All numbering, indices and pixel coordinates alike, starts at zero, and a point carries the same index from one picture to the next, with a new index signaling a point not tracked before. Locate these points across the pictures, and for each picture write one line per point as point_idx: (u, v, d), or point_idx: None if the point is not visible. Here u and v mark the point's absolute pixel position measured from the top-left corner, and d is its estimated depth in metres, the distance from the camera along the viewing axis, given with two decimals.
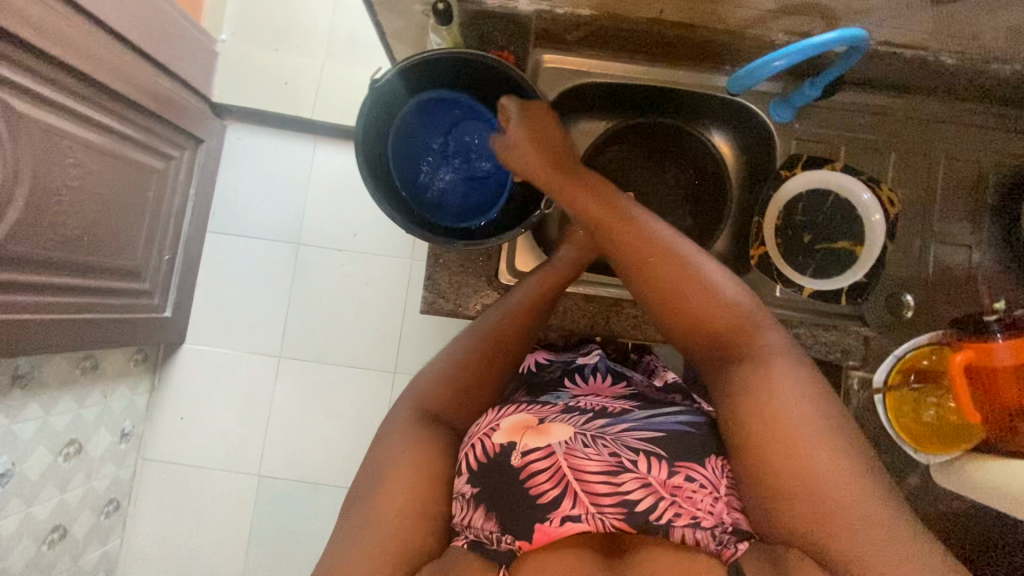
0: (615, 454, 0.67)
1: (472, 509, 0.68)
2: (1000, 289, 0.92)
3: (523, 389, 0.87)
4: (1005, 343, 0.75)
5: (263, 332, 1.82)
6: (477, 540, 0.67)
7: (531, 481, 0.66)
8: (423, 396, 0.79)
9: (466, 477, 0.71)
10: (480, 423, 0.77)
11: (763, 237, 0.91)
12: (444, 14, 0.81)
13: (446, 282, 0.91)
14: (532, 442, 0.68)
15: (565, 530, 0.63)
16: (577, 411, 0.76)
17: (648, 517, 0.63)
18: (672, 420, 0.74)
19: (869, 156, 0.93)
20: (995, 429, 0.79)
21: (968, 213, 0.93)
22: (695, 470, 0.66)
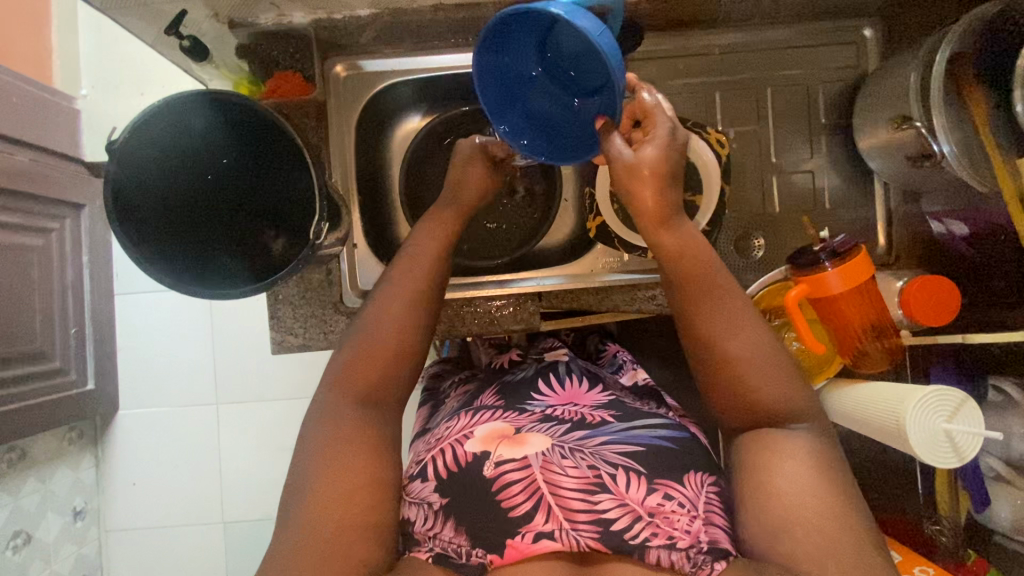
0: (595, 467, 0.64)
1: (442, 520, 0.65)
2: (848, 208, 0.91)
3: (494, 388, 0.83)
4: (835, 270, 0.73)
5: (192, 384, 1.79)
6: (442, 553, 0.63)
7: (505, 493, 0.63)
8: (349, 381, 0.66)
9: (432, 484, 0.67)
10: (451, 429, 0.74)
11: (598, 207, 0.87)
12: (200, 52, 0.81)
13: (291, 317, 0.89)
14: (506, 451, 0.66)
15: (539, 547, 0.61)
16: (554, 421, 0.72)
17: (624, 537, 0.60)
18: (651, 433, 0.71)
19: (693, 101, 0.91)
20: (848, 355, 0.80)
21: (805, 138, 0.91)
22: (674, 488, 0.64)
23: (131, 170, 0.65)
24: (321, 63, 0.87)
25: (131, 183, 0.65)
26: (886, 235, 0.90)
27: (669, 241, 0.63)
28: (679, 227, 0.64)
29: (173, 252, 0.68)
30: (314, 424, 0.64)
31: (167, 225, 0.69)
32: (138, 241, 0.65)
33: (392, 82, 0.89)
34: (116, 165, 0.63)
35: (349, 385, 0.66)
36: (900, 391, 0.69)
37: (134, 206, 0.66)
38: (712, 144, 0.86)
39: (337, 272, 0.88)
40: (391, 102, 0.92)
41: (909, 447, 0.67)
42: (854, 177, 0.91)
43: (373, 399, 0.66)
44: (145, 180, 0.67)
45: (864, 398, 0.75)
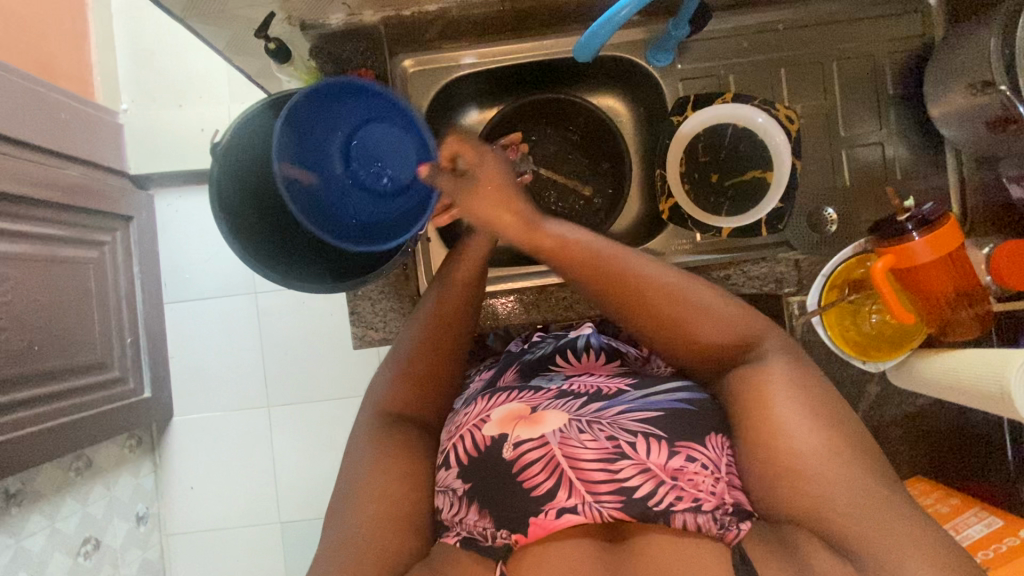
0: (613, 438, 0.63)
1: (466, 505, 0.66)
2: (918, 177, 0.90)
3: (513, 366, 0.84)
4: (921, 240, 0.73)
5: (243, 388, 1.81)
6: (468, 536, 0.65)
7: (525, 473, 0.64)
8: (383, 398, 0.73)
9: (455, 471, 0.68)
10: (468, 411, 0.73)
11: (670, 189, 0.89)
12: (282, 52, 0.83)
13: (371, 312, 0.90)
14: (524, 431, 0.66)
15: (562, 523, 0.61)
16: (571, 395, 0.70)
17: (648, 504, 0.60)
18: (671, 396, 0.67)
19: (757, 79, 0.91)
20: (934, 324, 0.80)
21: (873, 109, 0.90)
22: (696, 449, 0.62)
23: (232, 173, 0.67)
24: (391, 61, 0.89)
25: (228, 182, 0.66)
26: (959, 203, 0.89)
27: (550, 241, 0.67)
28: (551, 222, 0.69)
29: (278, 256, 0.71)
30: (358, 436, 0.72)
31: (266, 234, 0.71)
32: (240, 238, 0.66)
33: (459, 74, 0.92)
34: (220, 169, 0.64)
35: (389, 398, 0.73)
36: (1001, 358, 0.69)
37: (234, 207, 0.67)
38: (783, 121, 0.86)
39: (413, 265, 0.89)
40: (457, 94, 0.94)
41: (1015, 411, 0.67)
42: (923, 147, 0.90)
43: (410, 411, 0.73)
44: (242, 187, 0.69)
45: (960, 366, 0.74)
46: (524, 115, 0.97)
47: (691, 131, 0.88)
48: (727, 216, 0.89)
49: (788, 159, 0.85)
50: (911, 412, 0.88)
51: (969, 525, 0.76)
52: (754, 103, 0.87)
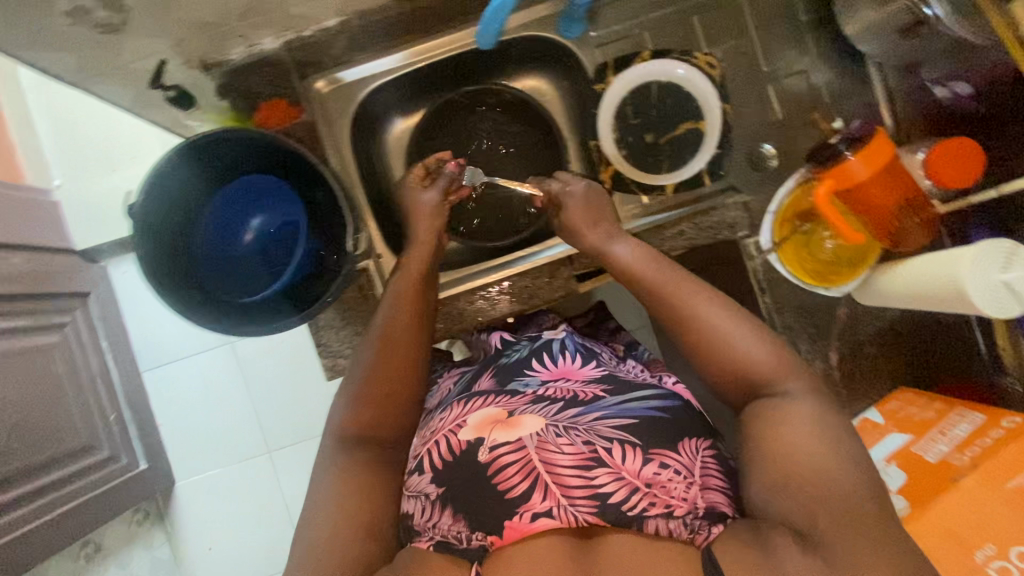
0: (589, 442, 0.66)
1: (439, 510, 0.67)
2: (847, 97, 0.91)
3: (490, 371, 0.86)
4: (857, 157, 0.75)
5: (240, 437, 1.79)
6: (444, 540, 0.64)
7: (501, 475, 0.65)
8: (349, 415, 0.72)
9: (428, 476, 0.70)
10: (446, 420, 0.76)
11: (607, 155, 0.89)
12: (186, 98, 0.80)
13: (336, 340, 0.89)
14: (501, 435, 0.67)
15: (538, 525, 0.62)
16: (546, 401, 0.74)
17: (623, 508, 0.62)
18: (644, 405, 0.73)
19: (672, 31, 0.90)
20: (890, 238, 0.80)
21: (791, 38, 0.90)
22: (669, 456, 0.66)
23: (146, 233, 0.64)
24: (301, 85, 0.87)
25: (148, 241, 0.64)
26: (892, 115, 0.90)
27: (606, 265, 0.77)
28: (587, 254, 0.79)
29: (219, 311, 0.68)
30: (326, 454, 0.70)
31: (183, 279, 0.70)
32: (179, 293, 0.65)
33: (374, 85, 0.91)
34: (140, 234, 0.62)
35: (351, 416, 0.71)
36: (951, 252, 0.70)
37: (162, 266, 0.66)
38: (704, 68, 0.87)
39: (368, 285, 0.88)
40: (379, 105, 0.95)
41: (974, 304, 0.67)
42: (848, 66, 0.90)
43: (380, 430, 0.72)
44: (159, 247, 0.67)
45: (916, 274, 0.74)
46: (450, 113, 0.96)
47: (618, 96, 0.88)
48: (670, 172, 0.89)
49: (716, 105, 0.87)
50: (885, 326, 0.89)
51: (955, 425, 0.75)
52: (673, 55, 0.87)
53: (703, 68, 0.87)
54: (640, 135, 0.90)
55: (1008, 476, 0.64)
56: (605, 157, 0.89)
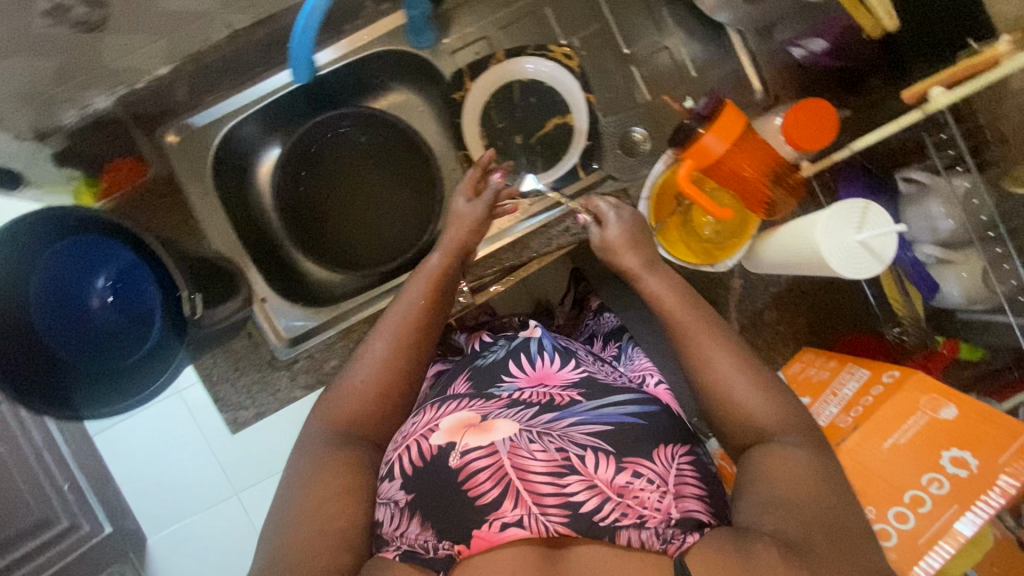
0: (563, 450, 0.56)
1: (407, 516, 0.57)
2: (714, 66, 0.89)
3: (465, 373, 0.74)
4: (711, 132, 0.73)
5: (185, 495, 1.53)
6: (409, 551, 0.54)
7: (471, 481, 0.55)
8: (337, 406, 0.65)
9: (398, 481, 0.59)
10: (417, 423, 0.66)
11: (479, 164, 0.89)
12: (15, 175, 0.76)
13: (235, 392, 0.87)
14: (472, 439, 0.57)
15: (507, 535, 0.53)
16: (522, 404, 0.63)
17: (594, 519, 0.53)
18: (619, 410, 0.63)
19: (524, 24, 0.87)
20: (765, 208, 0.79)
21: (647, 14, 0.88)
22: (642, 464, 0.57)
23: None
24: (149, 138, 0.83)
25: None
26: (759, 78, 0.88)
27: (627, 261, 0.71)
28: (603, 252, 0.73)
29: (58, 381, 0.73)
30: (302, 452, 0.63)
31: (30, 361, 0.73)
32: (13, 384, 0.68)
33: (228, 126, 0.84)
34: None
35: (343, 410, 0.65)
36: (810, 218, 0.69)
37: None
38: (560, 60, 0.87)
39: (257, 331, 0.87)
40: (242, 142, 0.89)
41: (835, 266, 0.66)
42: (708, 35, 0.89)
43: (360, 429, 0.64)
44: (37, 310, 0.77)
45: (785, 242, 0.73)
46: (316, 141, 0.90)
47: (481, 102, 0.88)
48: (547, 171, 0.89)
49: (580, 98, 0.87)
50: (781, 290, 0.89)
51: (844, 385, 0.74)
52: (526, 51, 0.87)
53: (559, 61, 0.87)
54: (511, 138, 0.90)
55: (884, 437, 0.65)
56: (478, 165, 0.89)
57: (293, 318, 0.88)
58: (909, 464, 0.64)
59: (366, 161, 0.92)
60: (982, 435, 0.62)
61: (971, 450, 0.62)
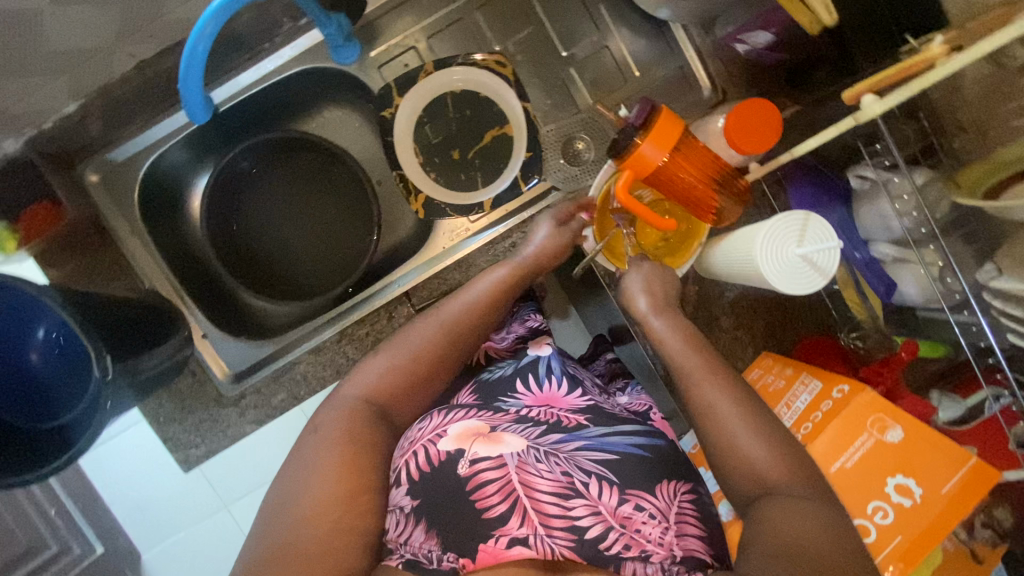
0: (569, 473, 0.58)
1: (413, 522, 0.56)
2: (657, 64, 0.85)
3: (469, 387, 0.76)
4: (648, 140, 0.68)
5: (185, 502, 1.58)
6: (413, 559, 0.54)
7: (480, 492, 0.56)
8: (374, 386, 0.65)
9: (404, 487, 0.59)
10: (423, 427, 0.65)
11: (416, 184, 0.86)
12: None
13: (184, 431, 0.85)
14: (481, 448, 0.59)
15: (513, 554, 0.53)
16: (530, 422, 0.65)
17: (599, 547, 0.54)
18: (626, 440, 0.64)
19: (456, 32, 0.83)
20: (710, 218, 0.76)
21: (584, 14, 0.84)
22: (645, 497, 0.58)
23: None
24: (70, 177, 0.81)
25: None
26: (706, 73, 0.84)
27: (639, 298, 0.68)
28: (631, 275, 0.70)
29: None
30: (329, 415, 0.62)
31: None
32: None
33: (152, 158, 0.83)
34: None
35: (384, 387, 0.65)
36: (750, 229, 0.66)
37: None
38: (493, 68, 0.84)
39: (198, 367, 0.84)
40: (170, 171, 0.86)
41: (774, 283, 0.63)
42: (649, 31, 0.85)
43: (387, 406, 0.65)
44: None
45: (733, 258, 0.70)
46: (241, 168, 0.88)
47: (417, 115, 0.85)
48: (485, 188, 0.87)
49: (516, 107, 0.84)
50: (738, 295, 0.87)
51: (798, 396, 0.73)
52: (456, 61, 0.83)
53: (493, 70, 0.84)
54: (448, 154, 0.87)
55: (832, 460, 0.66)
56: (412, 182, 0.86)
57: (237, 350, 0.85)
58: (857, 488, 0.66)
59: (299, 183, 0.90)
60: (927, 464, 0.63)
61: (914, 478, 0.64)
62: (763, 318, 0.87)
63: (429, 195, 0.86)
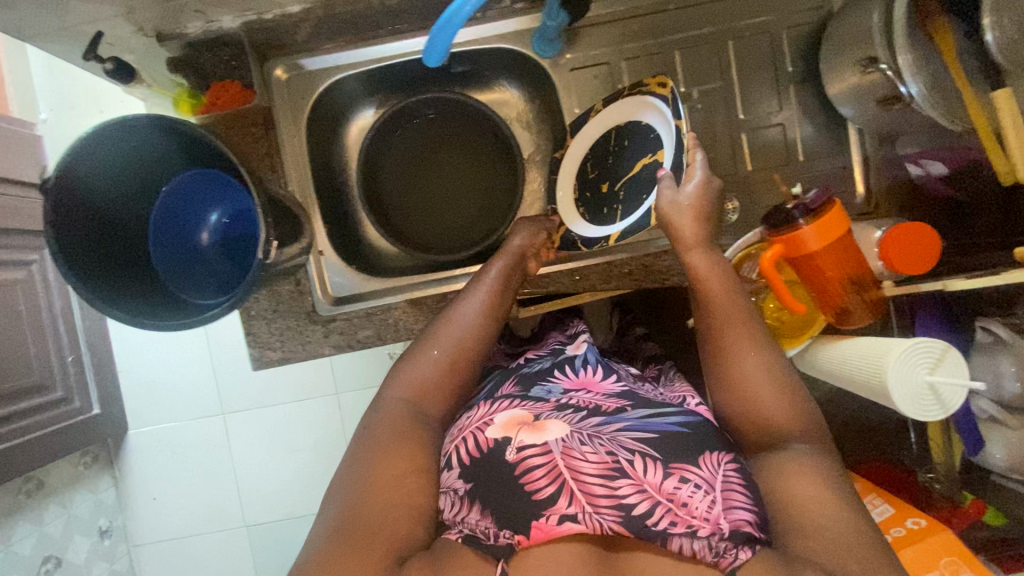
0: (613, 452, 0.58)
1: (468, 503, 0.59)
2: (823, 157, 0.87)
3: (512, 379, 0.77)
4: (809, 226, 0.70)
5: (195, 394, 1.62)
6: (471, 535, 0.57)
7: (527, 476, 0.57)
8: (417, 381, 0.68)
9: (456, 471, 0.62)
10: (472, 417, 0.68)
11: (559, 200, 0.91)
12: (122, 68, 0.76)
13: (268, 332, 0.87)
14: (528, 437, 0.60)
15: (563, 529, 0.54)
16: (570, 409, 0.66)
17: (644, 523, 0.54)
18: (665, 419, 0.64)
19: (652, 64, 0.87)
20: (831, 314, 0.79)
21: (772, 87, 0.87)
22: (690, 469, 0.57)
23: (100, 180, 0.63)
24: (259, 69, 0.85)
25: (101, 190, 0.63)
26: (864, 183, 0.86)
27: (736, 347, 0.64)
28: (712, 309, 0.66)
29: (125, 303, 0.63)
30: (378, 419, 0.65)
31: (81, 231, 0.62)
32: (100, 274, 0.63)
33: (337, 78, 0.87)
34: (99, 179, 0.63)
35: (420, 383, 0.67)
36: (883, 345, 0.67)
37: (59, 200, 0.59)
38: (654, 89, 0.77)
39: (306, 281, 0.86)
40: (342, 95, 0.90)
41: (898, 403, 0.64)
42: (825, 125, 0.87)
43: (427, 406, 0.67)
44: (104, 229, 0.66)
45: (851, 355, 0.72)
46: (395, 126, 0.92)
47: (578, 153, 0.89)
48: (621, 221, 0.83)
49: (670, 136, 0.75)
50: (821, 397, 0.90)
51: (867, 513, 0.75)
52: (622, 93, 0.82)
53: (653, 90, 0.77)
54: (597, 186, 0.87)
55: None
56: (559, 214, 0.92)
57: (346, 279, 0.89)
58: None
59: (445, 150, 0.93)
60: None
61: None
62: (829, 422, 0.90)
63: (568, 230, 0.90)
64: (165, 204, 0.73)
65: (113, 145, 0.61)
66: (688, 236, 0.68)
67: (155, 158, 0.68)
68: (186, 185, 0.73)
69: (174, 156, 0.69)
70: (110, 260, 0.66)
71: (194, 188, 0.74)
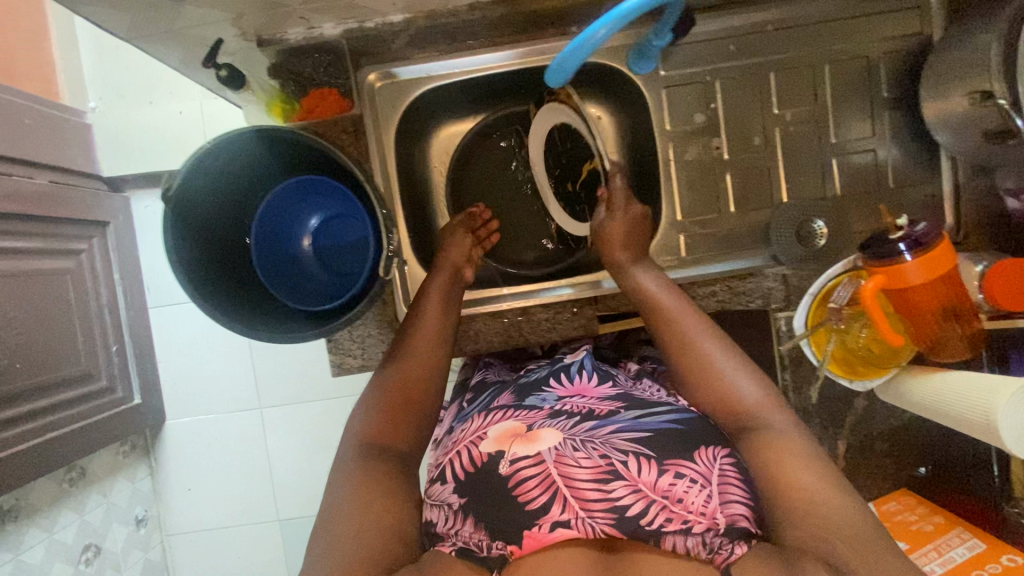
0: (607, 455, 0.57)
1: (461, 516, 0.58)
2: (912, 184, 0.87)
3: (509, 391, 0.75)
4: (914, 262, 0.70)
5: (233, 389, 1.58)
6: (465, 547, 0.57)
7: (520, 488, 0.56)
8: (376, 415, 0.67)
9: (450, 485, 0.60)
10: (466, 431, 0.67)
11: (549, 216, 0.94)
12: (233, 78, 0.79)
13: (349, 340, 0.87)
14: (520, 448, 0.59)
15: (556, 536, 0.54)
16: (563, 415, 0.64)
17: (641, 523, 0.54)
18: (659, 418, 0.63)
19: (746, 85, 0.86)
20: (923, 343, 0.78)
21: (866, 110, 0.86)
22: (685, 465, 0.56)
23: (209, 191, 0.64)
24: (355, 75, 0.84)
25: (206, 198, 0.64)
26: (954, 213, 0.86)
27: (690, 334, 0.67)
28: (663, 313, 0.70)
29: (258, 317, 0.67)
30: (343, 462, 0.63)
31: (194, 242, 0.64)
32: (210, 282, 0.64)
33: (428, 87, 0.86)
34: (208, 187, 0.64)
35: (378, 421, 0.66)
36: (989, 385, 0.68)
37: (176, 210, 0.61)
38: (567, 98, 0.79)
39: (389, 292, 0.86)
40: (431, 104, 0.90)
41: (1006, 442, 0.65)
42: (916, 151, 0.87)
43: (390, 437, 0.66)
44: (213, 242, 0.68)
45: (951, 389, 0.72)
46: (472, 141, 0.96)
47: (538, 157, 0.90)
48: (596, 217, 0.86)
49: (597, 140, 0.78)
50: (899, 425, 0.90)
51: (951, 547, 0.79)
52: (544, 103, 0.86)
53: (564, 100, 0.80)
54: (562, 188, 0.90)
55: None
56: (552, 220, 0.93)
57: None
58: None
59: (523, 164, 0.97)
60: None
61: None
62: (903, 447, 0.90)
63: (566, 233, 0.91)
64: (267, 212, 0.75)
65: (221, 156, 0.63)
66: (621, 262, 0.76)
67: (250, 170, 0.69)
68: (289, 196, 0.75)
69: (269, 167, 0.70)
70: (223, 274, 0.68)
71: (293, 198, 0.76)
